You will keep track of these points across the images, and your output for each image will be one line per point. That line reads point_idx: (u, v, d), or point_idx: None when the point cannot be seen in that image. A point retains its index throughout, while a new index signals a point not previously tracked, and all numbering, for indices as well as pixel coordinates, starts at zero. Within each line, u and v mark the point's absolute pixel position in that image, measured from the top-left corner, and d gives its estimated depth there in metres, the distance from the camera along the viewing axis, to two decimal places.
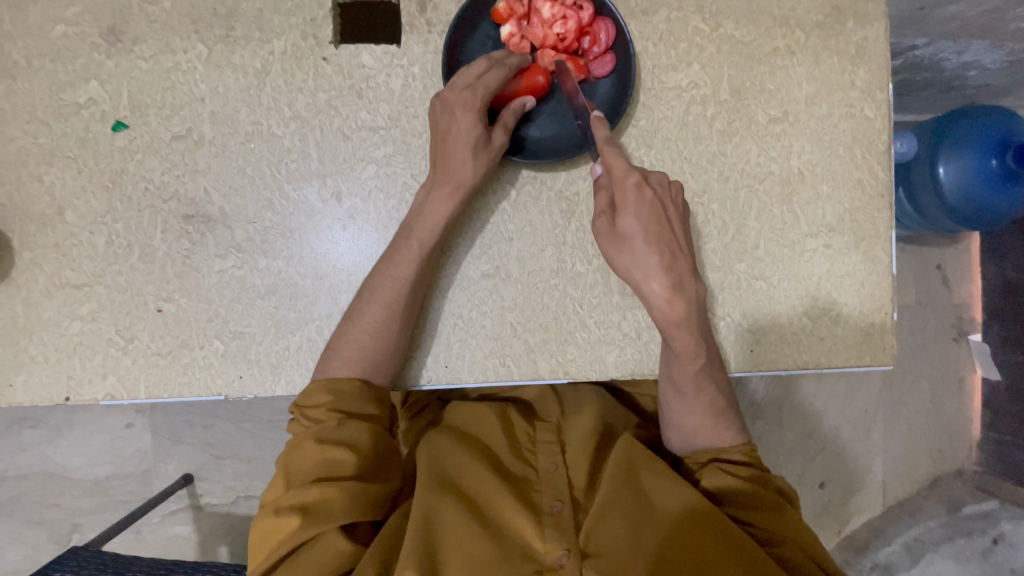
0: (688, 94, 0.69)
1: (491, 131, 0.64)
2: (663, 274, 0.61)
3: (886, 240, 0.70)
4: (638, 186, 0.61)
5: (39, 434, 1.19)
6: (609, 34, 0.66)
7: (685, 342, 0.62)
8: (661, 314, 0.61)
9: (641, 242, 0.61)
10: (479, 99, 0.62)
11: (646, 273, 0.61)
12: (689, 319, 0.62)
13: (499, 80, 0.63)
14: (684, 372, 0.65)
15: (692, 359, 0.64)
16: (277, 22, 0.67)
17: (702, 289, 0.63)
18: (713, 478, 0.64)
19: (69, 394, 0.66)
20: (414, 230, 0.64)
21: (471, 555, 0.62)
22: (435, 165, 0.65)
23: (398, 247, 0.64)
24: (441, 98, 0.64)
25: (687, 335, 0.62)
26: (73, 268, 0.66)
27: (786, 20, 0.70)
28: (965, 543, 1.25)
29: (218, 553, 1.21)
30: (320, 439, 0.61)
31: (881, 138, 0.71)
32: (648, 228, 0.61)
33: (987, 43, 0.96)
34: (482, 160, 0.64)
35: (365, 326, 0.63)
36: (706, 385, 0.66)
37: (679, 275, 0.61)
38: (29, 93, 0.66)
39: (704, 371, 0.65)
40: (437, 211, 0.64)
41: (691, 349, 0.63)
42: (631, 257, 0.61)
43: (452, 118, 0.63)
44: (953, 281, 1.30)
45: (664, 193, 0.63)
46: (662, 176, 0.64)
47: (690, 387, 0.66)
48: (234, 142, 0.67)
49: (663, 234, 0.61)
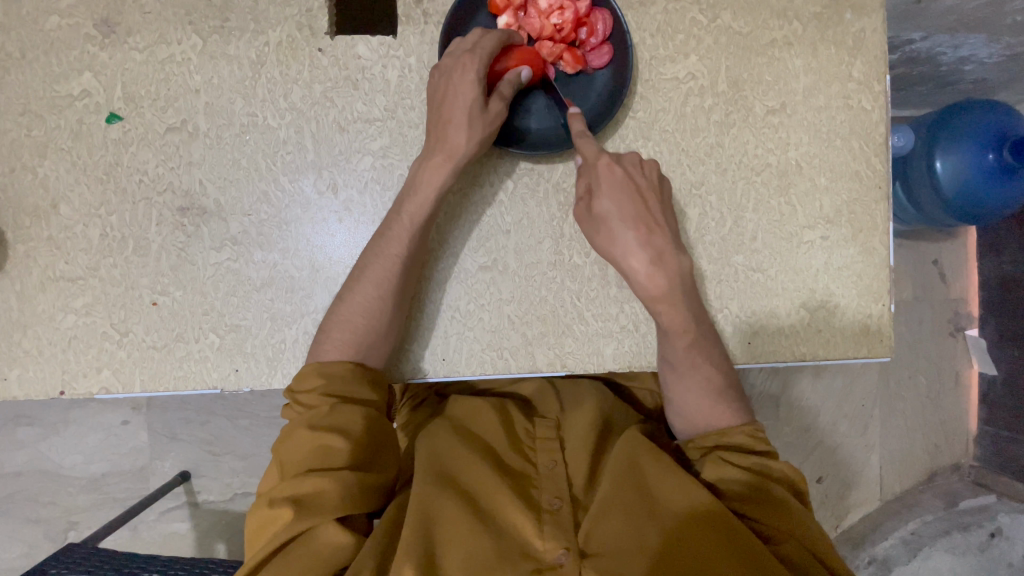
0: (685, 85, 0.69)
1: (488, 100, 0.64)
2: (642, 250, 0.63)
3: (884, 232, 0.70)
4: (610, 167, 0.64)
5: (34, 431, 1.18)
6: (607, 25, 0.65)
7: (671, 316, 0.64)
8: (643, 290, 0.63)
9: (616, 222, 0.63)
10: (477, 62, 0.62)
11: (624, 251, 0.63)
12: (673, 294, 0.63)
13: (495, 43, 0.63)
14: (673, 346, 0.65)
15: (680, 333, 0.64)
16: (272, 14, 0.67)
17: (686, 261, 0.64)
18: (716, 467, 0.64)
19: (64, 388, 0.66)
20: (405, 204, 0.64)
21: (469, 552, 0.62)
22: (430, 137, 0.64)
23: (390, 223, 0.64)
24: (439, 68, 0.64)
25: (671, 310, 0.63)
26: (67, 261, 0.66)
27: (783, 11, 0.70)
28: (962, 537, 1.23)
29: (216, 550, 1.20)
30: (312, 425, 0.61)
31: (878, 130, 0.70)
32: (621, 206, 0.63)
33: (984, 37, 0.96)
34: (476, 129, 0.63)
35: (356, 306, 0.63)
36: (700, 360, 0.66)
37: (658, 249, 0.63)
38: (22, 85, 0.66)
39: (697, 349, 0.65)
40: (428, 183, 0.63)
41: (678, 324, 0.64)
42: (609, 237, 0.64)
43: (448, 84, 0.63)
44: (950, 276, 1.30)
45: (637, 174, 0.65)
46: (636, 156, 0.66)
47: (685, 363, 0.66)
48: (229, 134, 0.67)
49: (639, 214, 0.63)
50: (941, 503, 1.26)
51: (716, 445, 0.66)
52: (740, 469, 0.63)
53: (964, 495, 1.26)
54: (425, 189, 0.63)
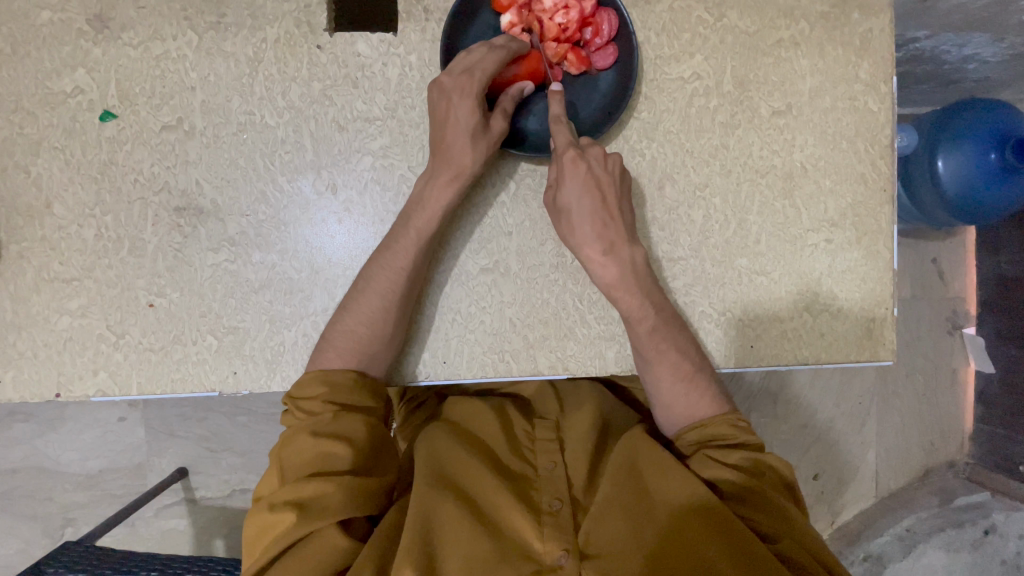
0: (690, 85, 0.68)
1: (490, 118, 0.63)
2: (595, 240, 0.63)
3: (888, 235, 0.70)
4: (575, 161, 0.62)
5: (29, 428, 1.17)
6: (612, 25, 0.64)
7: (630, 304, 0.63)
8: (599, 279, 0.63)
9: (577, 214, 0.63)
10: (477, 85, 0.61)
11: (580, 242, 0.63)
12: (626, 281, 0.63)
13: (496, 64, 0.62)
14: (636, 332, 0.64)
15: (640, 319, 0.63)
16: (269, 10, 0.65)
17: (638, 253, 0.64)
18: (701, 463, 0.63)
19: (59, 391, 0.65)
20: (412, 218, 0.63)
21: (469, 554, 0.61)
22: (434, 152, 0.64)
23: (397, 235, 0.63)
24: (438, 84, 0.62)
25: (629, 297, 0.63)
26: (62, 262, 0.65)
27: (790, 11, 0.69)
28: (956, 534, 1.24)
29: (214, 546, 1.20)
30: (315, 431, 0.60)
31: (884, 132, 0.70)
32: (581, 200, 0.62)
33: (989, 36, 0.95)
34: (480, 148, 0.62)
35: (361, 317, 0.63)
36: (666, 344, 0.64)
37: (611, 241, 0.63)
38: (14, 82, 0.64)
39: (662, 333, 0.64)
40: (435, 200, 0.63)
41: (637, 310, 0.63)
42: (569, 229, 0.63)
43: (450, 104, 0.62)
44: (949, 275, 1.30)
45: (601, 170, 0.63)
46: (601, 150, 0.64)
47: (650, 349, 0.64)
48: (226, 133, 0.65)
49: (597, 211, 0.63)
50: (936, 500, 1.27)
51: (700, 442, 0.65)
52: (729, 468, 0.62)
53: (958, 492, 1.27)
54: (432, 207, 0.63)
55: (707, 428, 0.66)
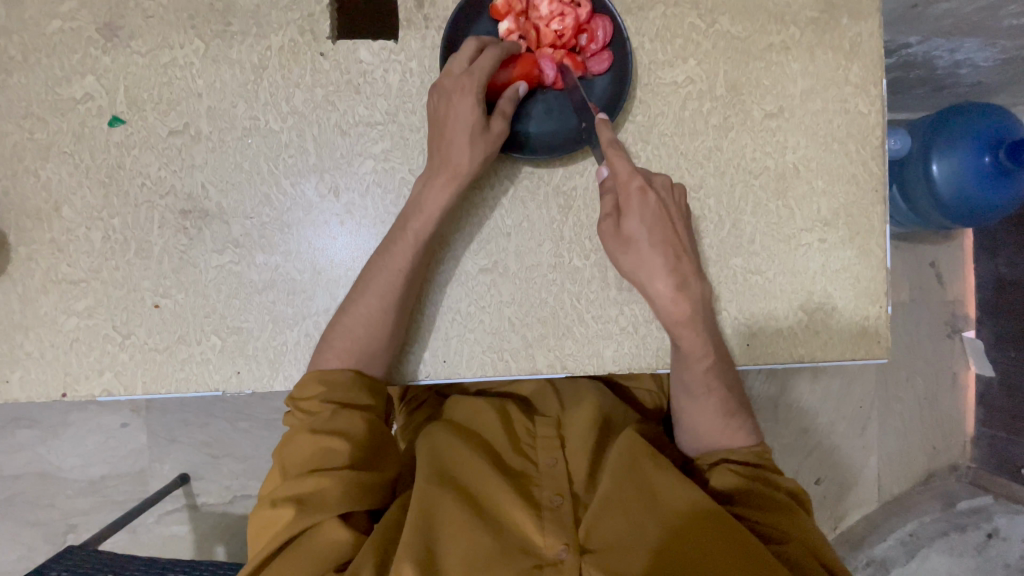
0: (684, 89, 0.70)
1: (490, 119, 0.64)
2: (668, 275, 0.62)
3: (881, 234, 0.71)
4: (642, 190, 0.63)
5: (33, 434, 1.18)
6: (607, 31, 0.66)
7: (691, 341, 0.64)
8: (667, 314, 0.63)
9: (646, 245, 0.63)
10: (476, 85, 0.63)
11: (651, 274, 0.63)
12: (694, 317, 0.63)
13: (491, 63, 0.63)
14: (693, 370, 0.66)
15: (699, 358, 0.65)
16: (274, 18, 0.67)
17: (707, 289, 0.65)
18: (721, 477, 0.66)
19: (65, 390, 0.66)
20: (411, 220, 0.64)
21: (470, 549, 0.62)
22: (433, 154, 0.65)
23: (395, 237, 0.64)
24: (439, 87, 0.64)
25: (692, 333, 0.63)
26: (69, 264, 0.66)
27: (781, 16, 0.70)
28: (959, 538, 1.23)
29: (215, 553, 1.20)
30: (313, 429, 0.61)
31: (875, 134, 0.71)
32: (651, 231, 0.62)
33: (980, 41, 0.97)
34: (479, 148, 0.64)
35: (359, 317, 0.64)
36: (716, 383, 0.67)
37: (684, 275, 0.63)
38: (25, 89, 0.66)
39: (716, 373, 0.66)
40: (433, 201, 0.64)
41: (699, 349, 0.64)
42: (636, 260, 0.63)
43: (450, 104, 0.64)
44: (948, 279, 1.31)
45: (668, 198, 0.65)
46: (666, 180, 0.65)
47: (701, 385, 0.67)
48: (232, 137, 0.67)
49: (668, 243, 0.63)
50: (939, 505, 1.26)
51: (725, 458, 0.68)
52: (745, 477, 0.65)
53: (961, 496, 1.27)
54: (430, 208, 0.64)
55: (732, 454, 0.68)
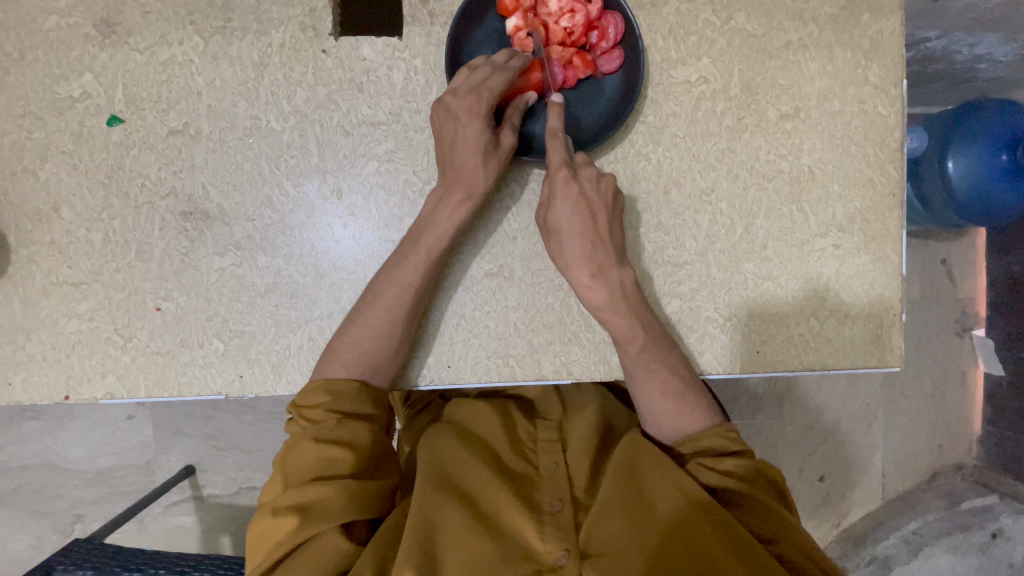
0: (697, 89, 0.68)
1: (499, 134, 0.63)
2: (584, 263, 0.62)
3: (897, 240, 0.69)
4: (567, 181, 0.61)
5: (38, 425, 1.18)
6: (618, 29, 0.64)
7: (618, 324, 0.62)
8: (587, 300, 0.63)
9: (566, 234, 0.62)
10: (484, 105, 0.61)
11: (569, 263, 0.62)
12: (615, 303, 0.62)
13: (502, 84, 0.61)
14: (625, 352, 0.64)
15: (629, 340, 0.63)
16: (275, 14, 0.65)
17: (627, 274, 0.63)
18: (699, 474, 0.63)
19: (67, 393, 0.65)
20: (423, 235, 0.63)
21: (470, 556, 0.61)
22: (444, 172, 0.63)
23: (405, 251, 0.63)
24: (443, 103, 0.62)
25: (618, 316, 0.62)
26: (70, 266, 0.65)
27: (799, 13, 0.68)
28: (963, 537, 1.21)
29: (221, 543, 1.21)
30: (318, 438, 0.61)
31: (894, 136, 0.69)
32: (572, 221, 0.61)
33: (1001, 36, 0.94)
34: (492, 166, 0.62)
35: (367, 329, 0.63)
36: (655, 364, 0.64)
37: (602, 263, 0.62)
38: (22, 86, 0.65)
39: (651, 353, 0.63)
40: (446, 219, 0.62)
41: (626, 329, 0.62)
42: (557, 248, 0.63)
43: (457, 125, 0.62)
44: (959, 276, 1.29)
45: (594, 189, 0.62)
46: (595, 170, 0.63)
47: (639, 368, 0.64)
48: (232, 137, 0.66)
49: (587, 233, 0.62)
50: (942, 503, 1.25)
51: (693, 451, 0.65)
52: (723, 474, 0.62)
53: (965, 496, 1.26)
54: (442, 225, 0.63)
55: (694, 442, 0.65)
